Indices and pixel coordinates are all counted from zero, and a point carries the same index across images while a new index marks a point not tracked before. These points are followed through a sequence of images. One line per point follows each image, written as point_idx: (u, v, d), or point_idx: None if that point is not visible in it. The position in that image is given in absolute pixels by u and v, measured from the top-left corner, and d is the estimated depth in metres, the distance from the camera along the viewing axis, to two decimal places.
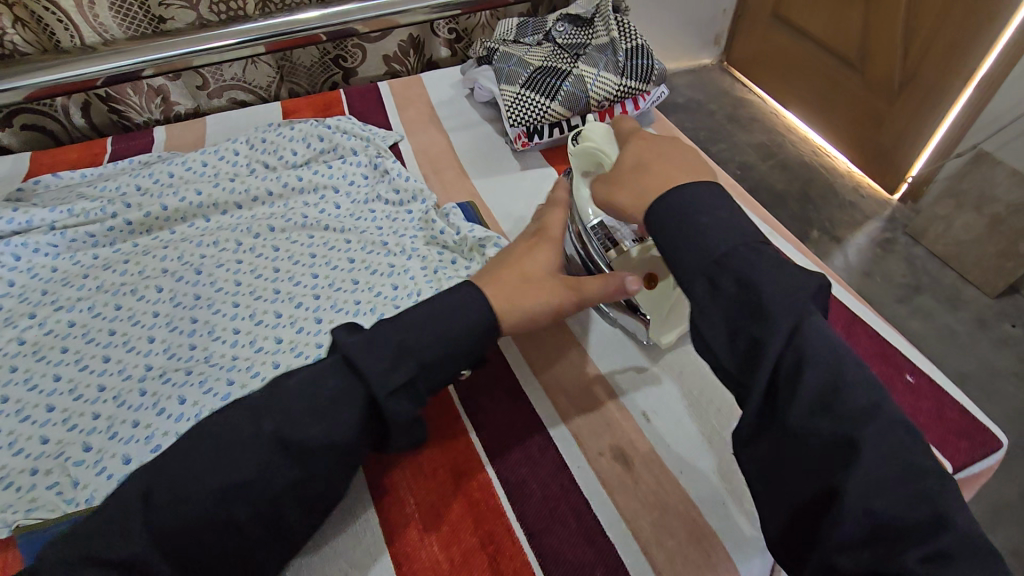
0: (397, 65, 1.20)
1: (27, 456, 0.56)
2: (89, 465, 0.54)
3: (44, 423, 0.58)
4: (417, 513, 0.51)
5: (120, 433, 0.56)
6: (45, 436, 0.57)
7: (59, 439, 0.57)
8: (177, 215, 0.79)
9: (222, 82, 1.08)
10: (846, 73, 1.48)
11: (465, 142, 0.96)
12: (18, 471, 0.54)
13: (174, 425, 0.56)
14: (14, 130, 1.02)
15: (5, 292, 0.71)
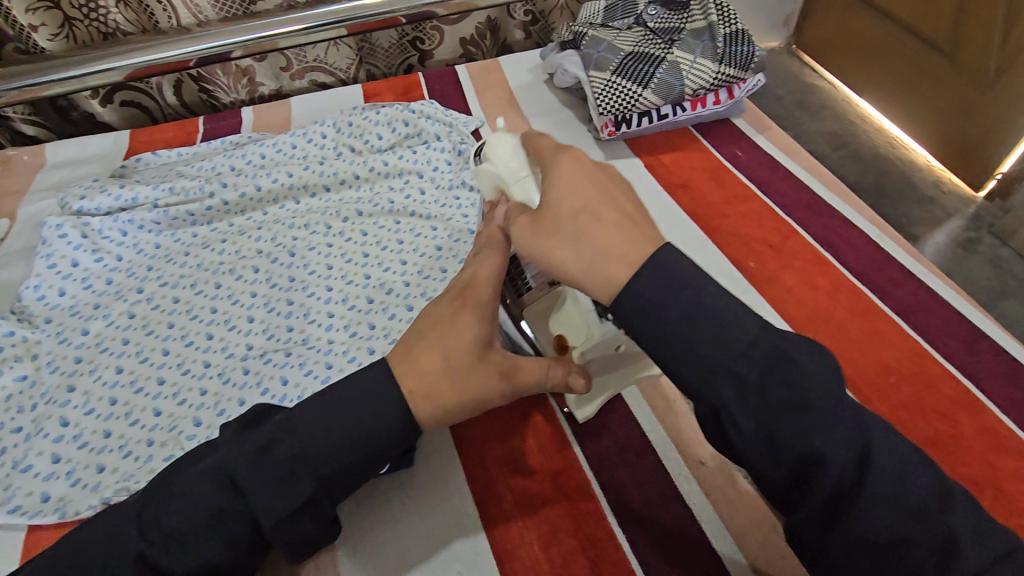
0: (472, 48, 1.18)
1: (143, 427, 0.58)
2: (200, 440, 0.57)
3: (156, 395, 0.61)
4: (517, 511, 0.51)
5: (228, 411, 0.58)
6: (158, 408, 0.60)
7: (171, 412, 0.59)
8: (270, 196, 0.81)
9: (304, 64, 1.09)
10: (934, 58, 1.33)
11: (547, 129, 0.93)
12: (136, 441, 0.57)
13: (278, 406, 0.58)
14: (114, 106, 1.07)
15: (114, 266, 0.74)
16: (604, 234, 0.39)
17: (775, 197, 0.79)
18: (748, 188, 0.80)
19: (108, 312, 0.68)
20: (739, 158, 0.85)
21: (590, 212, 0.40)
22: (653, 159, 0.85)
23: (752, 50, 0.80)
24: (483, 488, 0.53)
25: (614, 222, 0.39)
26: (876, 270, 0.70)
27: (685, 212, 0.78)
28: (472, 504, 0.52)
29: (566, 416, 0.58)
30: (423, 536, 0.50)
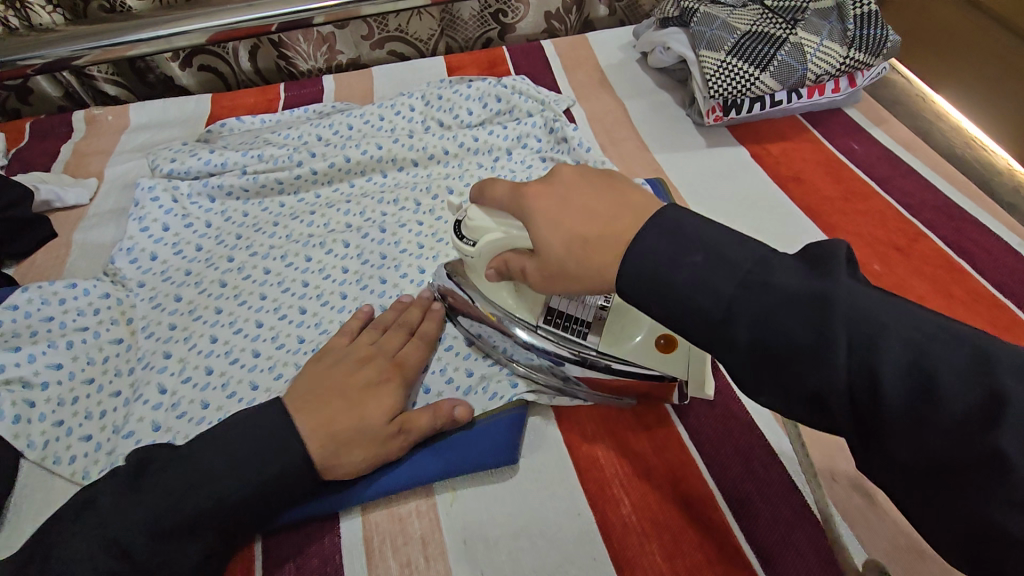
0: (556, 22, 1.13)
1: (239, 400, 0.57)
2: None
3: (252, 368, 0.59)
4: (635, 517, 0.48)
5: None
6: (255, 382, 0.58)
7: (267, 387, 0.57)
8: (358, 167, 0.77)
9: (385, 33, 1.06)
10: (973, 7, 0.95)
11: (643, 112, 0.87)
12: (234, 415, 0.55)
13: None
14: (193, 70, 1.05)
15: (203, 233, 0.72)
16: (583, 238, 0.39)
17: (900, 195, 0.72)
18: (868, 184, 0.74)
19: (200, 279, 0.67)
20: (857, 152, 0.78)
21: (573, 219, 0.40)
22: (761, 149, 0.79)
23: (887, 33, 0.74)
24: (597, 490, 0.50)
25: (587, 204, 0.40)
26: (1020, 281, 0.63)
27: (799, 207, 0.72)
28: (585, 505, 0.49)
29: (680, 418, 0.54)
30: (533, 535, 0.47)
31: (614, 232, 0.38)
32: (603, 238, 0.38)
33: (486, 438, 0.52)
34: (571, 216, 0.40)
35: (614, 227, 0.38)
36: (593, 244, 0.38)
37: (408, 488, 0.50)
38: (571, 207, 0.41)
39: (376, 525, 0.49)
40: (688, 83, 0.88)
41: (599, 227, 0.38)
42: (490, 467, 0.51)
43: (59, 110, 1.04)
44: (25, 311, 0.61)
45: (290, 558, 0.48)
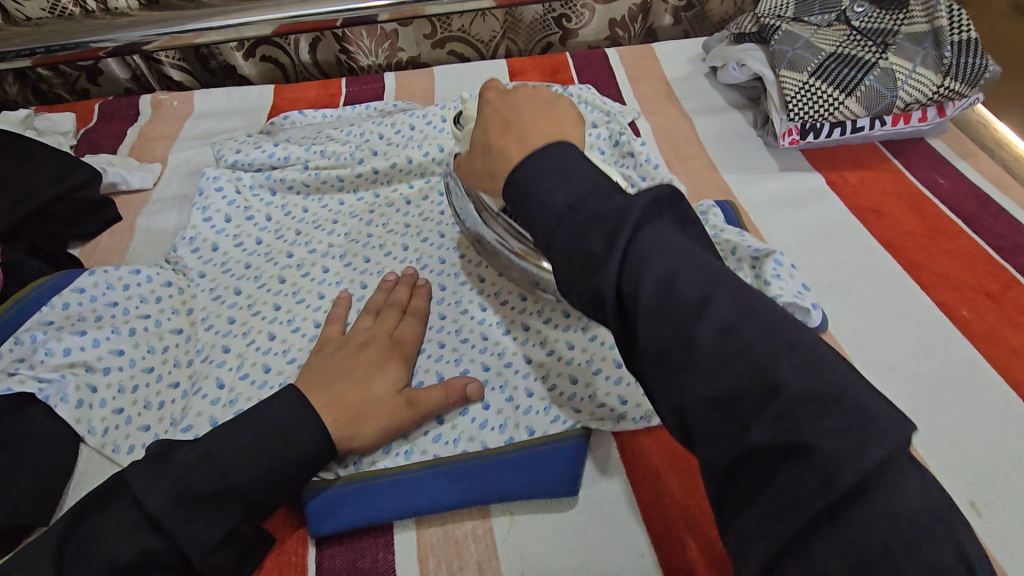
0: (621, 30, 1.10)
1: None
2: None
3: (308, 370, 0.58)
4: (701, 564, 0.46)
5: None
6: None
7: None
8: (419, 168, 0.76)
9: (448, 32, 1.05)
10: None
11: (711, 130, 0.84)
12: None
13: None
14: (256, 60, 1.06)
15: (264, 227, 0.72)
16: (490, 138, 0.46)
17: (988, 237, 0.68)
18: (954, 222, 0.69)
19: (259, 273, 0.67)
20: (941, 186, 0.74)
21: (494, 123, 0.47)
22: (835, 177, 0.75)
23: (986, 63, 0.70)
24: (662, 531, 0.48)
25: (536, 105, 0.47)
26: None
27: (879, 241, 0.68)
28: (649, 547, 0.47)
29: None
30: (592, 573, 0.46)
31: (518, 138, 0.44)
32: (511, 134, 0.45)
33: (547, 464, 0.50)
34: (494, 117, 0.48)
35: (524, 130, 0.45)
36: (493, 142, 0.46)
37: (465, 508, 0.49)
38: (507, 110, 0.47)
39: (431, 545, 0.48)
40: (760, 102, 0.84)
41: (508, 128, 0.46)
42: (550, 496, 0.49)
43: (125, 92, 1.05)
44: (91, 295, 0.61)
45: (344, 572, 0.47)
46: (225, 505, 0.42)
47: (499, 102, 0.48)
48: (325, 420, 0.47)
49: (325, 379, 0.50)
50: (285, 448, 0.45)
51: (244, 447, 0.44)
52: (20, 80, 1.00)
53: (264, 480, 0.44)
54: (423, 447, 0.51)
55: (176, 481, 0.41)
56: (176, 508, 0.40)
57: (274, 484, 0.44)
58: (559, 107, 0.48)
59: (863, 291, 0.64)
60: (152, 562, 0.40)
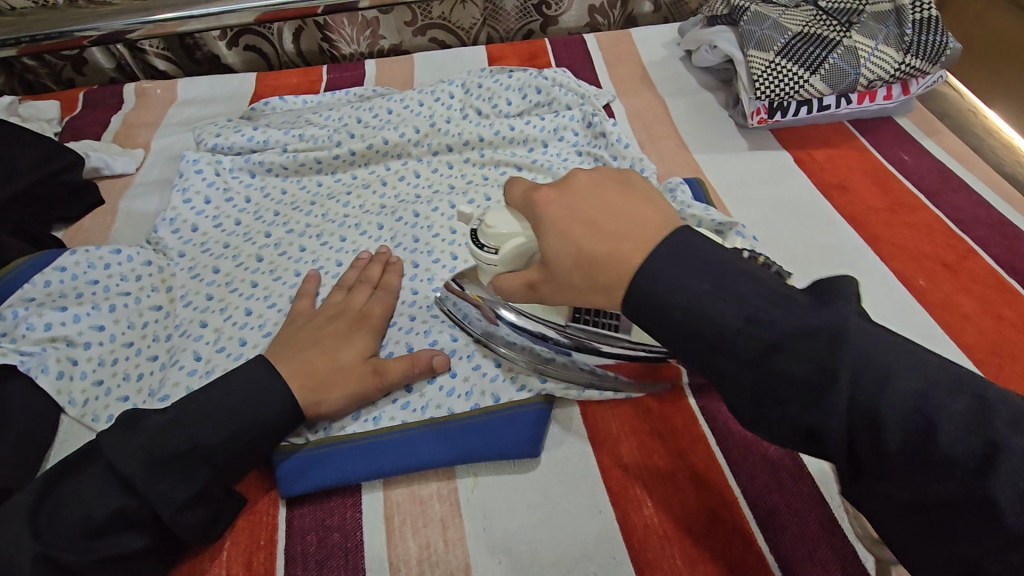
0: (600, 16, 1.11)
1: None
2: None
3: None
4: (658, 519, 0.48)
5: None
6: None
7: None
8: (395, 149, 0.78)
9: (428, 20, 1.06)
10: None
11: (685, 111, 0.85)
12: None
13: None
14: (239, 49, 1.06)
15: (243, 208, 0.74)
16: (588, 254, 0.40)
17: (949, 210, 0.69)
18: (916, 196, 0.71)
19: (237, 252, 0.68)
20: (906, 162, 0.75)
21: (575, 230, 0.41)
22: (803, 156, 0.77)
23: (947, 40, 0.72)
24: (620, 490, 0.49)
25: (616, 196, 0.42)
26: None
27: (842, 216, 0.70)
28: (607, 504, 0.49)
29: (708, 423, 0.53)
30: (553, 528, 0.48)
31: (615, 246, 0.39)
32: (605, 246, 0.39)
33: (510, 430, 0.52)
34: (567, 221, 0.42)
35: (624, 240, 0.39)
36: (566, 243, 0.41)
37: (430, 471, 0.51)
38: (577, 214, 0.42)
39: (397, 505, 0.49)
40: (733, 84, 0.86)
41: (597, 234, 0.40)
42: (513, 460, 0.51)
43: (110, 82, 1.06)
44: (72, 273, 0.63)
45: (312, 530, 0.48)
46: (194, 465, 0.44)
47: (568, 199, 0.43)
48: (295, 385, 0.49)
49: (297, 346, 0.52)
50: (255, 411, 0.47)
51: (214, 412, 0.46)
52: (6, 70, 1.01)
53: (235, 442, 0.46)
54: (390, 414, 0.53)
55: (143, 445, 0.43)
56: (146, 463, 0.42)
57: (242, 445, 0.46)
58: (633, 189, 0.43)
59: (825, 264, 0.65)
60: (123, 517, 0.42)
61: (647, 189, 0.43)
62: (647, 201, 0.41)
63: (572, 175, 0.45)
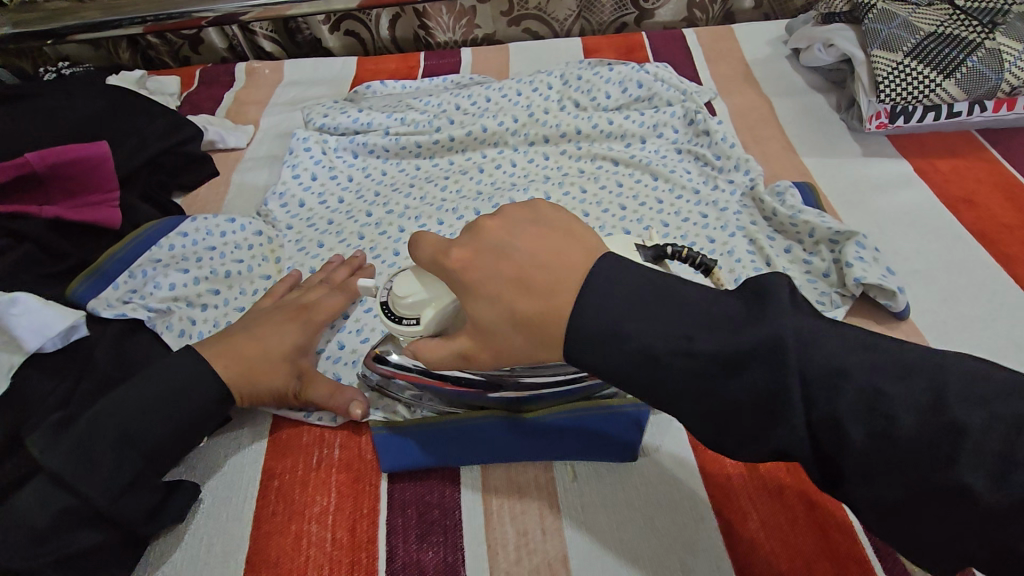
0: (698, 11, 1.08)
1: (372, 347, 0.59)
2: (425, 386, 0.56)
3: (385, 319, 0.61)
4: (762, 533, 0.46)
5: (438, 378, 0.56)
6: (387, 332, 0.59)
7: None
8: (493, 138, 0.79)
9: (524, 9, 1.06)
10: None
11: (793, 113, 0.81)
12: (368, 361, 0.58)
13: None
14: (340, 34, 1.10)
15: (346, 187, 0.76)
16: (519, 313, 0.37)
17: None
18: None
19: (340, 229, 0.71)
20: None
21: (503, 286, 0.38)
22: (925, 167, 0.72)
23: None
24: (722, 499, 0.48)
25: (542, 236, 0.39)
26: None
27: (969, 230, 0.65)
28: (709, 512, 0.47)
29: None
30: (653, 530, 0.47)
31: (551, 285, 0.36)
32: (545, 303, 0.36)
33: (612, 426, 0.50)
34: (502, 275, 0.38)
35: (556, 290, 0.36)
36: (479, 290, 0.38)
37: (529, 459, 0.51)
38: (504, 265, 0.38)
39: (495, 488, 0.50)
40: (847, 85, 0.81)
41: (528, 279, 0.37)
42: (612, 455, 0.50)
43: (220, 61, 1.12)
44: (193, 239, 0.66)
45: (412, 504, 0.49)
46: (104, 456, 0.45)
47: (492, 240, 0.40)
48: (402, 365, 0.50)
49: None
50: (191, 402, 0.49)
51: (146, 406, 0.47)
52: (132, 47, 1.09)
53: (174, 432, 0.48)
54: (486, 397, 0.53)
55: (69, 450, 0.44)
56: (71, 465, 0.44)
57: (170, 435, 0.48)
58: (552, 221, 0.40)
59: (951, 281, 0.61)
60: (69, 518, 0.44)
61: (560, 214, 0.41)
62: (572, 227, 0.39)
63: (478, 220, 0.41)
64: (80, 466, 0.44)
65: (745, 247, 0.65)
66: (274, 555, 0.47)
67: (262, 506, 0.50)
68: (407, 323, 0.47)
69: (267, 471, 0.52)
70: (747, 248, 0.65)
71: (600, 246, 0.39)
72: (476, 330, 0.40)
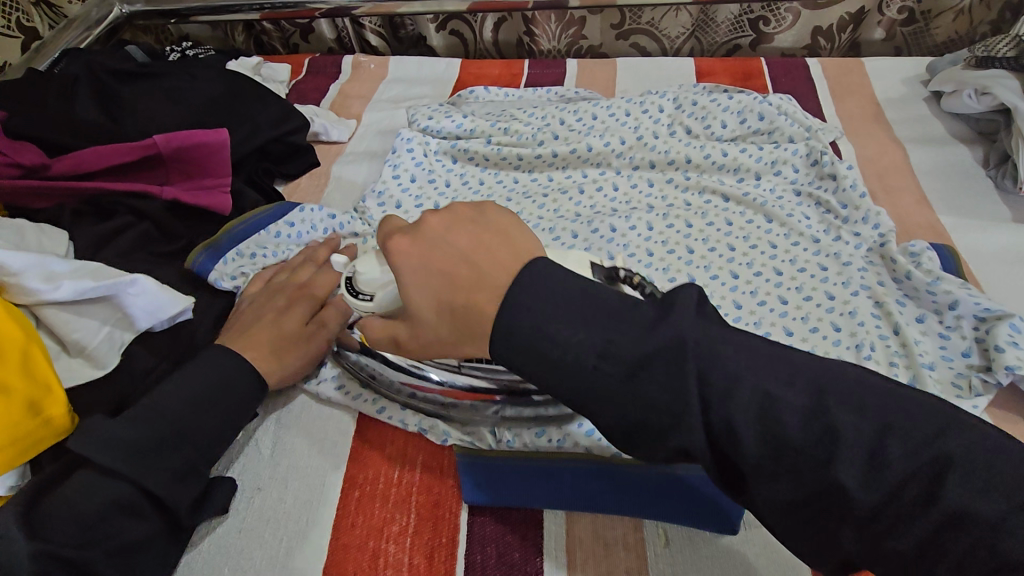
0: (823, 40, 1.01)
1: None
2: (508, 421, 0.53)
3: None
4: None
5: None
6: None
7: None
8: (597, 158, 0.76)
9: (636, 24, 1.02)
10: None
11: (930, 164, 0.74)
12: None
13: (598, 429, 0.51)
14: (445, 33, 1.09)
15: (443, 192, 0.75)
16: (453, 302, 0.36)
17: None
18: None
19: None
20: None
21: (433, 275, 0.37)
22: None
23: None
24: None
25: (481, 233, 0.38)
26: None
27: None
28: None
29: None
30: None
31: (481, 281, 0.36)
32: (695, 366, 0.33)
33: (712, 493, 0.47)
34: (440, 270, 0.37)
35: (479, 281, 0.36)
36: (459, 310, 0.36)
37: (618, 512, 0.49)
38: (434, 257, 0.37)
39: (580, 539, 0.48)
40: (998, 139, 0.74)
41: (461, 276, 0.36)
42: (710, 526, 0.47)
43: (327, 51, 1.14)
44: (298, 230, 0.67)
45: (493, 542, 0.48)
46: (157, 444, 0.45)
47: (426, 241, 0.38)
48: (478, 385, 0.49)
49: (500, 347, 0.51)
50: (235, 396, 0.50)
51: (195, 401, 0.48)
52: (246, 31, 1.12)
53: (221, 425, 0.48)
54: (573, 438, 0.50)
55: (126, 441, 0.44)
56: (127, 455, 0.43)
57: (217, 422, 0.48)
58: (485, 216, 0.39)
59: None
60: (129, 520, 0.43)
61: (504, 213, 0.39)
62: (508, 228, 0.38)
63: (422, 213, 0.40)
64: (139, 456, 0.44)
65: (870, 310, 0.59)
66: (352, 571, 0.47)
67: (341, 516, 0.50)
68: (364, 299, 0.46)
69: (349, 479, 0.52)
70: (871, 311, 0.59)
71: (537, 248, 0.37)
72: (410, 316, 0.39)
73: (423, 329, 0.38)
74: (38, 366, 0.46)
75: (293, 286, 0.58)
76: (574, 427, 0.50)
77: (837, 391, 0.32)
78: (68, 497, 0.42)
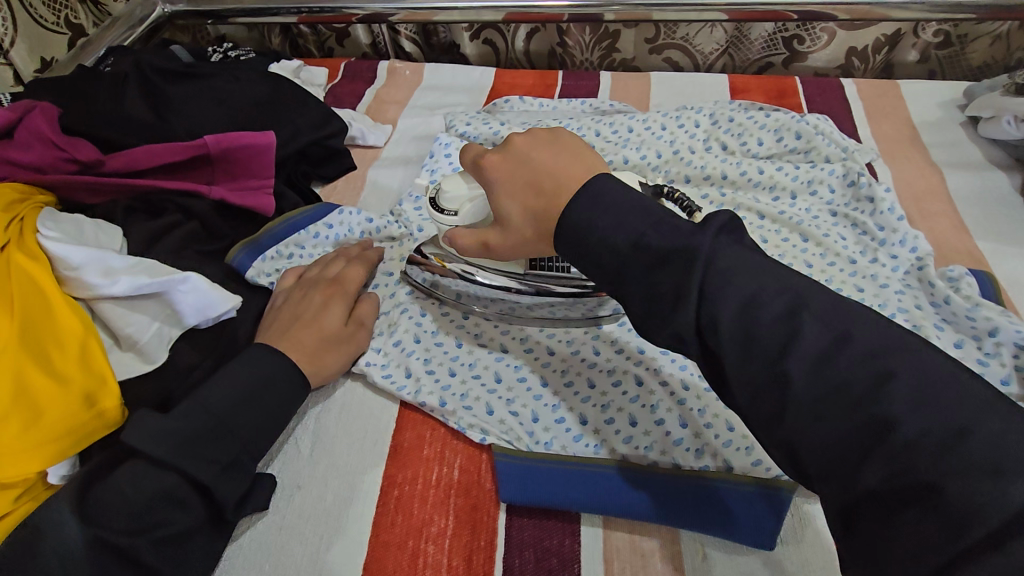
0: (857, 61, 1.01)
1: (484, 385, 0.57)
2: (538, 438, 0.53)
3: (499, 360, 0.59)
4: None
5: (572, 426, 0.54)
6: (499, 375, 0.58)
7: (510, 383, 0.57)
8: (633, 170, 0.76)
9: (669, 39, 1.03)
10: None
11: (966, 189, 0.74)
12: (476, 396, 0.57)
13: (625, 448, 0.52)
14: (478, 42, 1.10)
15: None
16: (538, 212, 0.44)
17: None
18: None
19: None
20: None
21: (522, 189, 0.45)
22: None
23: None
24: None
25: (560, 151, 0.45)
26: None
27: None
28: None
29: None
30: None
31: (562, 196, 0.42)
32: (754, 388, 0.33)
33: (748, 511, 0.48)
34: (526, 185, 0.45)
35: (558, 193, 0.42)
36: (544, 217, 0.43)
37: (654, 523, 0.49)
38: (523, 174, 0.45)
39: (617, 549, 0.48)
40: None
41: (542, 190, 0.43)
42: (750, 543, 0.47)
43: (361, 56, 1.16)
44: (337, 232, 0.69)
45: (530, 547, 0.49)
46: (203, 440, 0.45)
47: (511, 162, 0.46)
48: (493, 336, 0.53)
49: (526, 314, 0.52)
50: (280, 392, 0.51)
51: (240, 397, 0.48)
52: (283, 33, 1.14)
53: (267, 420, 0.49)
54: (612, 445, 0.52)
55: (175, 434, 0.45)
56: (176, 450, 0.44)
57: (262, 424, 0.49)
58: (561, 141, 0.46)
59: None
60: (177, 514, 0.44)
61: (575, 138, 0.47)
62: (582, 147, 0.45)
63: (510, 135, 0.48)
64: (188, 447, 0.45)
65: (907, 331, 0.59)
66: (390, 568, 0.47)
67: (380, 514, 0.50)
68: (450, 214, 0.55)
69: (388, 477, 0.53)
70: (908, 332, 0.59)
71: (604, 168, 0.44)
72: (499, 222, 0.48)
73: (512, 231, 0.47)
74: (94, 359, 0.48)
75: (327, 281, 0.60)
76: (612, 433, 0.53)
77: (952, 416, 0.28)
78: (122, 488, 0.43)
